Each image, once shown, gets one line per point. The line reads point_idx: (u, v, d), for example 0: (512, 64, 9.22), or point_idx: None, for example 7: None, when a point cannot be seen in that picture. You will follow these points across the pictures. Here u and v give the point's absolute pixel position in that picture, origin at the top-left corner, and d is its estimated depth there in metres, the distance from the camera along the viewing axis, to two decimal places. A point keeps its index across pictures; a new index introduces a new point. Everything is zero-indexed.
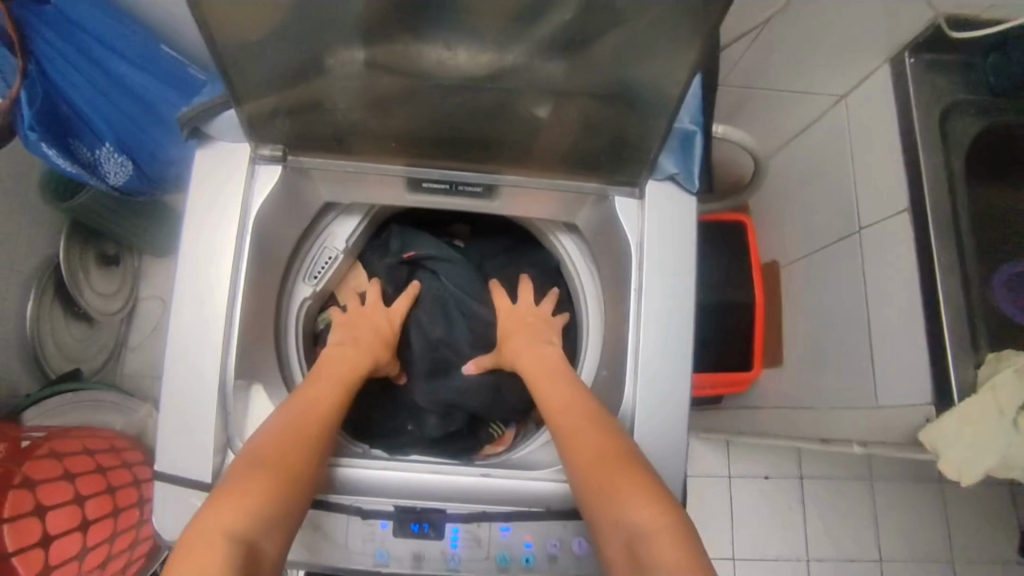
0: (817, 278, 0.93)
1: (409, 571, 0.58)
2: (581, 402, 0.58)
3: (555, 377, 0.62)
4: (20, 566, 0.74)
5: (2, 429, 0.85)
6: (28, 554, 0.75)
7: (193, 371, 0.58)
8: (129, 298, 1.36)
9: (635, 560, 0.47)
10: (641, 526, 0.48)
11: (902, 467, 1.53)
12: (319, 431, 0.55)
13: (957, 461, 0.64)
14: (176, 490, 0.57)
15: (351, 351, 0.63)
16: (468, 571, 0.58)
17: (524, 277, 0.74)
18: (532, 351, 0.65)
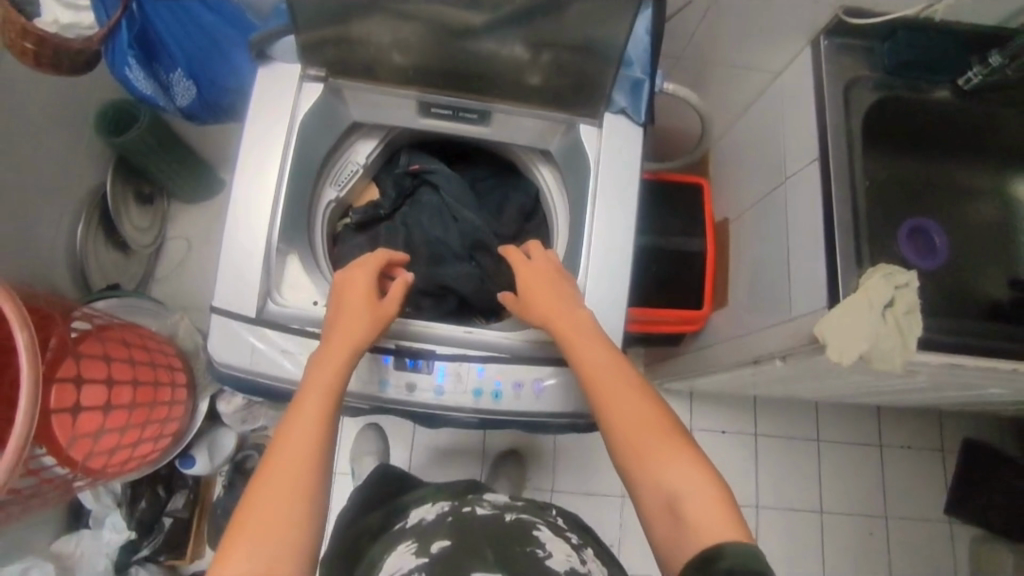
0: (754, 227, 1.11)
1: (405, 395, 0.75)
2: (613, 369, 0.67)
3: (587, 339, 0.70)
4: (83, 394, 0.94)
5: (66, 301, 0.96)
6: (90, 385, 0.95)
7: (249, 233, 0.76)
8: (159, 233, 1.52)
9: (675, 514, 0.59)
10: (678, 489, 0.60)
11: (847, 430, 1.68)
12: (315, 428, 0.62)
13: (838, 347, 0.81)
14: (229, 322, 0.75)
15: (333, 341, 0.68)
16: (450, 398, 0.75)
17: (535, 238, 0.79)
18: (563, 312, 0.73)
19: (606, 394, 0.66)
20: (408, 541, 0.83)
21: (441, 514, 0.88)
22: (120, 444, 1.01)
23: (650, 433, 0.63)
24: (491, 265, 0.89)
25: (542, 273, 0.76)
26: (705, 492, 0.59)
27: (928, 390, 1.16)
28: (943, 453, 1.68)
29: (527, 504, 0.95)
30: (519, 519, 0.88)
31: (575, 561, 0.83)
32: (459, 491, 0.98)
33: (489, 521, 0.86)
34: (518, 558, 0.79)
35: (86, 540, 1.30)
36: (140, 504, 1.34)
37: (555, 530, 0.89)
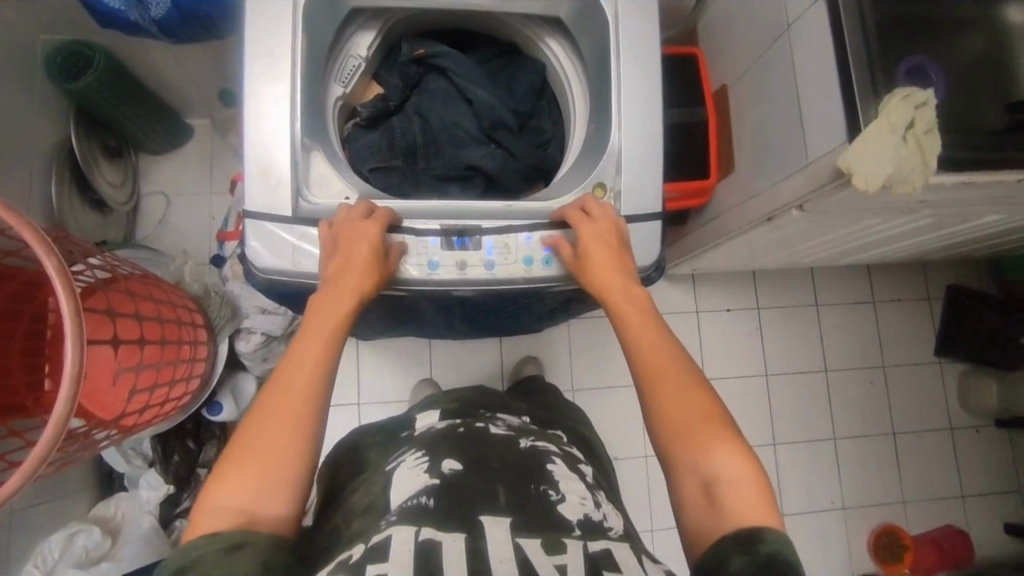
0: (755, 87, 1.10)
1: (457, 273, 0.78)
2: (670, 351, 0.68)
3: (645, 317, 0.71)
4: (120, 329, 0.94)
5: (81, 243, 0.91)
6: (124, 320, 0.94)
7: (271, 131, 0.73)
8: (134, 189, 1.43)
9: (710, 499, 0.60)
10: (718, 472, 0.61)
11: (842, 293, 1.75)
12: (303, 406, 0.61)
13: (864, 175, 0.83)
14: (266, 224, 0.74)
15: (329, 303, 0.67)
16: (502, 271, 0.79)
17: (592, 197, 0.78)
18: (623, 284, 0.73)
19: (652, 371, 0.67)
20: (415, 458, 0.78)
21: (452, 427, 0.85)
22: (158, 383, 1.00)
23: (691, 413, 0.64)
24: (514, 144, 0.87)
25: (603, 241, 0.76)
26: (747, 481, 0.60)
27: (926, 227, 1.21)
28: (931, 302, 1.78)
29: (540, 432, 0.89)
30: (534, 446, 0.83)
31: (590, 508, 0.72)
32: (463, 399, 0.97)
33: (502, 441, 0.81)
34: (528, 495, 0.71)
35: (127, 501, 1.29)
36: (174, 459, 1.33)
37: (569, 464, 0.82)
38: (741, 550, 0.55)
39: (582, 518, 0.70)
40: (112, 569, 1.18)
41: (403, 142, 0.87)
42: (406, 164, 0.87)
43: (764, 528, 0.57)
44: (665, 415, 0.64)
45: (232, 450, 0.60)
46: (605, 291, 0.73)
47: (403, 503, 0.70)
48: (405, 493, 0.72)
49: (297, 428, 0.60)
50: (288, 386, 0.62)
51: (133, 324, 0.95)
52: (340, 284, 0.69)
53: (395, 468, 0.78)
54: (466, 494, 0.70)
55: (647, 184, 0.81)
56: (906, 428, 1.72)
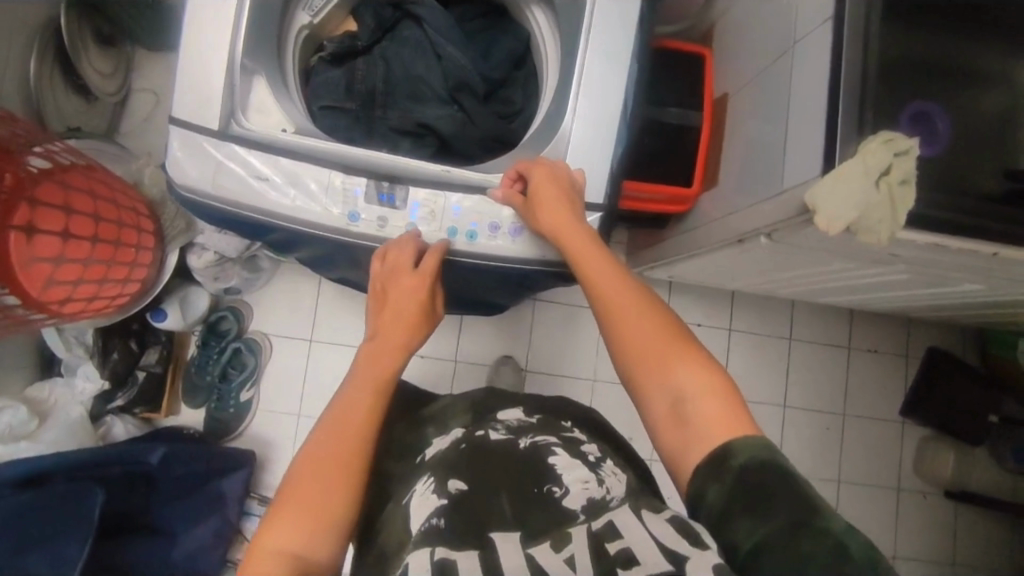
0: (755, 102, 1.05)
1: (375, 228, 0.76)
2: (626, 287, 0.69)
3: (599, 254, 0.72)
4: (48, 218, 0.94)
5: (27, 133, 0.95)
6: (51, 211, 0.94)
7: (211, 42, 0.71)
8: (124, 83, 1.43)
9: (681, 419, 0.62)
10: (685, 392, 0.63)
11: (820, 332, 1.70)
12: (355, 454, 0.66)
13: (828, 214, 0.78)
14: (190, 136, 0.72)
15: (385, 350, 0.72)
16: (424, 234, 0.78)
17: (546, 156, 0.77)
18: (571, 227, 0.73)
19: (616, 311, 0.68)
20: (426, 483, 0.75)
21: (455, 440, 0.81)
22: (83, 277, 1.00)
23: (656, 344, 0.65)
24: (477, 110, 0.84)
25: (548, 186, 0.74)
26: (711, 395, 0.62)
27: (907, 283, 1.15)
28: (908, 359, 1.73)
29: (545, 419, 0.85)
30: (534, 444, 0.78)
31: (594, 489, 0.70)
32: (476, 408, 0.89)
33: (501, 450, 0.78)
34: (532, 502, 0.70)
35: (61, 388, 1.31)
36: (113, 356, 1.33)
37: (571, 449, 0.78)
38: (715, 476, 0.57)
39: (586, 501, 0.68)
40: (28, 449, 1.21)
41: (363, 86, 0.84)
42: (361, 107, 0.84)
43: (734, 440, 0.58)
44: (627, 351, 0.66)
45: (281, 505, 0.63)
46: (561, 235, 0.73)
47: (418, 528, 0.69)
48: (419, 516, 0.71)
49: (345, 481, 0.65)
50: (340, 442, 0.66)
51: (61, 215, 0.95)
52: (390, 334, 0.73)
53: (408, 499, 0.75)
54: (473, 513, 0.70)
55: (596, 176, 0.79)
56: (853, 480, 1.68)
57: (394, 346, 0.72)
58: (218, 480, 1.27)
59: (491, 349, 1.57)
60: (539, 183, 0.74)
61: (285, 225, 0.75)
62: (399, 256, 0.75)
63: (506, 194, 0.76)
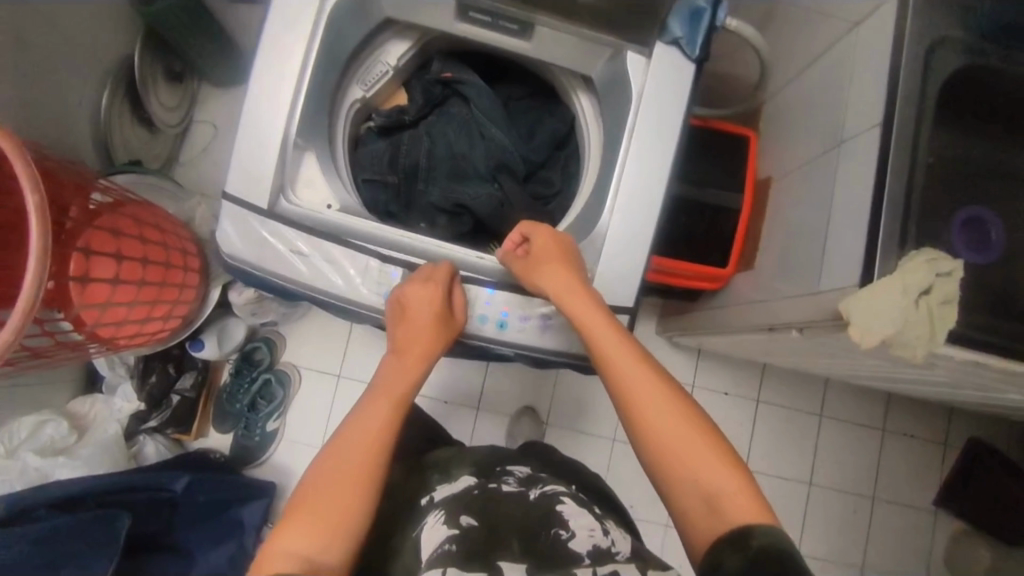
0: (799, 190, 1.04)
1: None
2: (639, 366, 0.72)
3: (610, 329, 0.74)
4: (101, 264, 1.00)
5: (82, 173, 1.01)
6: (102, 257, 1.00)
7: (266, 122, 0.74)
8: (186, 117, 1.56)
9: (711, 508, 0.63)
10: (711, 484, 0.64)
11: (853, 410, 1.65)
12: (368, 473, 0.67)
13: (861, 327, 0.76)
14: (239, 212, 0.75)
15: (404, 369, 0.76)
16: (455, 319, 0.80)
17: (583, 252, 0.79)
18: (581, 297, 0.75)
19: (636, 393, 0.70)
20: (436, 514, 0.79)
21: (467, 488, 0.84)
22: (128, 318, 1.07)
23: (676, 427, 0.68)
24: (513, 193, 0.87)
25: (553, 254, 0.77)
26: (738, 486, 0.64)
27: (949, 385, 1.11)
28: (945, 448, 1.65)
29: (552, 476, 0.90)
30: (544, 494, 0.83)
31: (599, 537, 0.76)
32: (485, 458, 0.93)
33: (515, 499, 0.82)
34: (540, 541, 0.75)
35: (100, 404, 1.38)
36: (151, 378, 1.39)
37: (578, 499, 0.84)
38: (735, 550, 0.58)
39: (593, 549, 0.74)
40: (66, 465, 1.25)
41: (406, 161, 0.87)
42: (403, 182, 0.87)
43: (759, 523, 0.60)
44: (650, 436, 0.68)
45: (296, 510, 0.64)
46: (572, 305, 0.75)
47: (432, 552, 0.74)
48: (431, 545, 0.75)
49: (362, 476, 0.67)
50: (355, 443, 0.69)
51: (110, 262, 1.01)
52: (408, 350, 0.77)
53: (419, 531, 0.79)
54: (483, 549, 0.73)
55: (626, 277, 0.78)
56: (878, 569, 1.61)
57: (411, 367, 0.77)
58: (238, 508, 1.30)
59: (513, 400, 1.57)
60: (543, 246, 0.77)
61: (325, 299, 0.78)
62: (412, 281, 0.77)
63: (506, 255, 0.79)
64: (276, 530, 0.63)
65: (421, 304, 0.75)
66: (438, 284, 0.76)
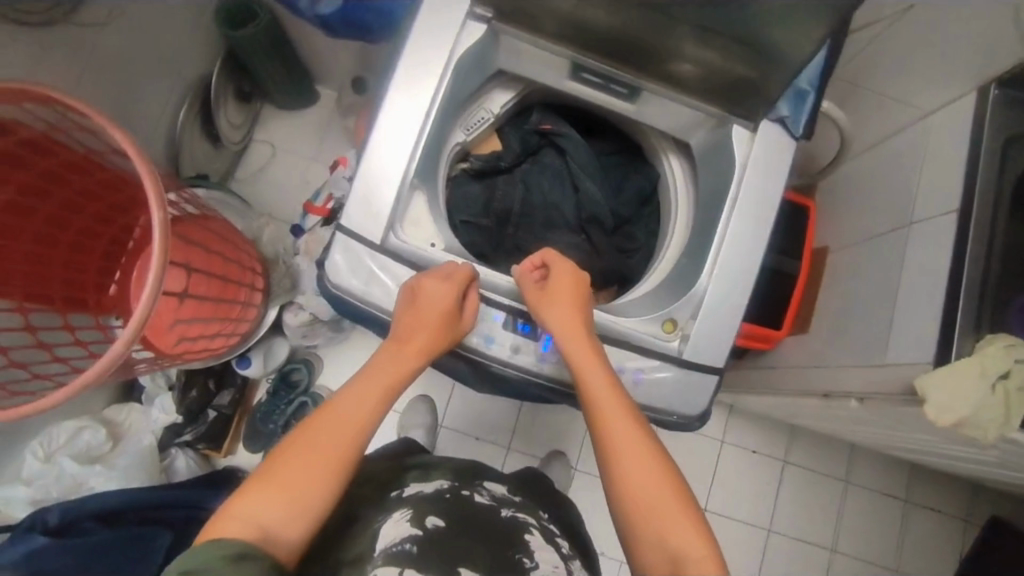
0: (860, 262, 1.08)
1: (510, 353, 0.83)
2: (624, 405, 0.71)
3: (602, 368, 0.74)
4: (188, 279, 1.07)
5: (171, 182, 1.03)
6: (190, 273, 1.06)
7: (389, 159, 0.78)
8: (246, 135, 1.59)
9: (674, 570, 0.60)
10: (681, 547, 0.61)
11: (878, 479, 1.66)
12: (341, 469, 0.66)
13: (936, 405, 0.79)
14: (352, 242, 0.78)
15: (401, 359, 0.74)
16: (551, 365, 0.83)
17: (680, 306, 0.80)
18: (576, 327, 0.76)
19: (616, 428, 0.69)
20: (401, 511, 0.78)
21: (438, 490, 0.85)
22: (200, 332, 1.12)
23: (653, 475, 0.65)
24: (598, 241, 0.94)
25: (567, 286, 0.79)
26: (706, 551, 0.60)
27: (994, 463, 1.12)
28: (967, 525, 1.66)
29: (524, 502, 0.90)
30: (514, 517, 0.84)
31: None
32: (465, 470, 0.93)
33: (485, 513, 0.81)
34: (506, 562, 0.74)
35: (138, 413, 1.36)
36: (191, 393, 1.39)
37: (546, 534, 0.84)
38: None
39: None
40: (102, 474, 1.24)
41: (500, 206, 0.93)
42: (497, 224, 0.93)
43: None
44: (623, 478, 0.66)
45: (260, 475, 0.64)
46: (571, 338, 0.75)
47: (386, 547, 0.72)
48: (389, 537, 0.74)
49: (330, 469, 0.65)
50: (328, 431, 0.67)
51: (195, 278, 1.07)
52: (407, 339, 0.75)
53: (378, 522, 0.77)
54: (447, 551, 0.72)
55: (723, 336, 0.79)
56: None
57: (411, 358, 0.75)
58: None
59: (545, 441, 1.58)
60: (560, 281, 0.78)
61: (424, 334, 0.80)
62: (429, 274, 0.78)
63: (524, 282, 0.81)
64: (236, 492, 0.63)
65: (429, 298, 0.76)
66: (447, 284, 0.77)
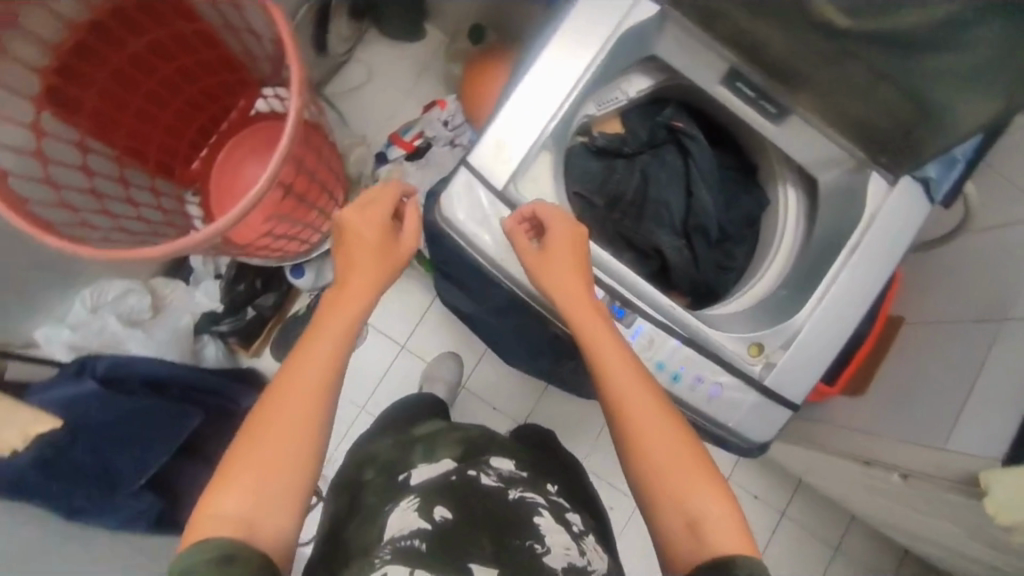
0: (936, 340, 1.07)
1: None
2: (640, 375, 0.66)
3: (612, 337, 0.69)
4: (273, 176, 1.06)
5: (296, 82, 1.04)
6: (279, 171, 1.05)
7: (531, 114, 0.79)
8: (350, 52, 1.58)
9: (698, 536, 0.58)
10: (705, 514, 0.59)
11: (869, 557, 1.65)
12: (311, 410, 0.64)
13: (999, 501, 0.77)
14: (474, 182, 0.79)
15: (357, 287, 0.73)
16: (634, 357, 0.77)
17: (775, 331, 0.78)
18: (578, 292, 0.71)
19: (632, 402, 0.64)
20: (409, 500, 0.71)
21: (446, 473, 0.76)
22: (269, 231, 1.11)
23: (676, 447, 0.62)
24: (703, 252, 0.92)
25: (561, 240, 0.73)
26: (730, 517, 0.58)
27: None
28: None
29: (530, 477, 0.81)
30: (522, 498, 0.75)
31: (575, 557, 0.69)
32: (469, 442, 0.85)
33: (489, 493, 0.74)
34: (514, 549, 0.67)
35: (181, 292, 1.35)
36: (239, 286, 1.37)
37: (556, 515, 0.75)
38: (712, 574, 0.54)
39: (567, 566, 0.68)
40: (140, 340, 1.23)
41: (613, 189, 0.94)
42: (605, 205, 0.94)
43: (741, 555, 0.55)
44: (643, 451, 0.62)
45: (232, 461, 0.62)
46: (575, 304, 0.70)
47: (392, 543, 0.65)
48: (394, 530, 0.67)
49: (299, 433, 0.63)
50: (285, 396, 0.65)
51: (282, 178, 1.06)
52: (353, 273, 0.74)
53: (387, 512, 0.71)
54: (455, 543, 0.66)
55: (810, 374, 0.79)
56: None
57: (366, 283, 0.74)
58: None
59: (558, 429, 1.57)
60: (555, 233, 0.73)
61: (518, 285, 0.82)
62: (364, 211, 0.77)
63: (518, 238, 0.75)
64: (211, 486, 0.61)
65: (365, 226, 0.76)
66: (382, 212, 0.78)
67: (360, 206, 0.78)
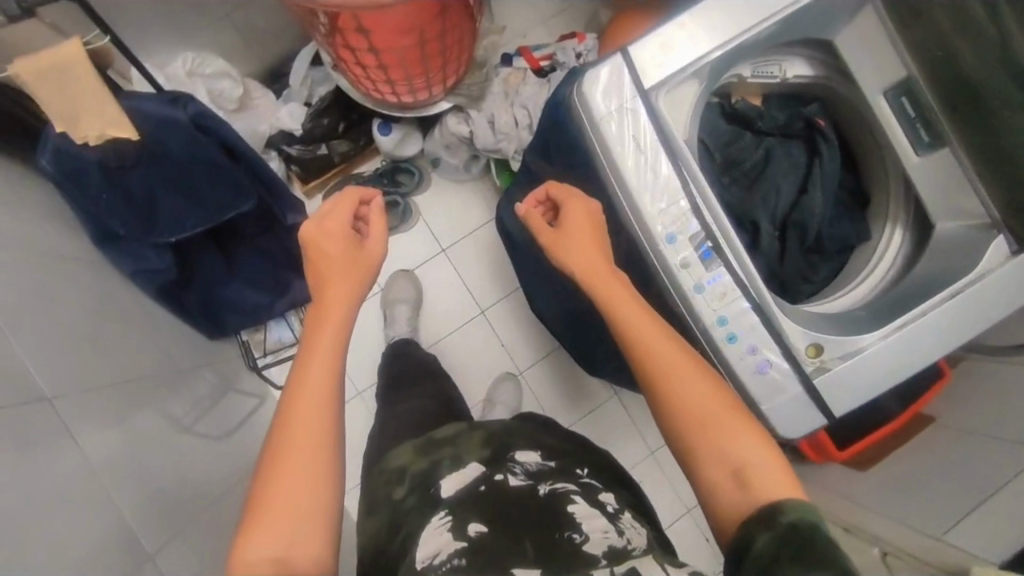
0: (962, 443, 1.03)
1: (679, 262, 0.78)
2: (669, 347, 0.68)
3: (640, 309, 0.72)
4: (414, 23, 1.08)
5: None
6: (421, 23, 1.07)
7: (701, 35, 0.77)
8: None
9: (743, 482, 0.61)
10: (747, 459, 0.62)
11: None
12: (317, 396, 0.63)
13: None
14: (623, 72, 0.77)
15: (340, 288, 0.70)
16: (703, 299, 0.78)
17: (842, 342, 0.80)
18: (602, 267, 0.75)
19: (668, 376, 0.66)
20: (438, 514, 0.71)
21: (473, 482, 0.76)
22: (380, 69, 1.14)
23: (709, 408, 0.64)
24: (790, 255, 0.92)
25: (581, 217, 0.78)
26: (770, 460, 0.62)
27: None
28: None
29: (558, 466, 0.80)
30: (554, 491, 0.74)
31: (613, 538, 0.68)
32: (494, 441, 0.85)
33: (522, 493, 0.73)
34: (552, 544, 0.67)
35: (267, 100, 1.34)
36: (323, 121, 1.33)
37: (592, 499, 0.74)
38: (763, 527, 0.56)
39: (608, 549, 0.66)
40: None
41: (734, 153, 0.92)
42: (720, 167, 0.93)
43: (787, 498, 0.58)
44: (682, 411, 0.65)
45: (257, 503, 0.59)
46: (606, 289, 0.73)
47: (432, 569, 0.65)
48: (429, 553, 0.67)
49: (322, 414, 0.62)
50: (307, 380, 0.64)
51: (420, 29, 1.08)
52: (329, 278, 0.71)
53: (419, 531, 0.70)
54: (494, 554, 0.66)
55: (857, 394, 0.80)
56: None
57: (345, 283, 0.70)
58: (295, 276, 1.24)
59: None
60: (573, 214, 0.78)
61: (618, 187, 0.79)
62: (326, 233, 0.72)
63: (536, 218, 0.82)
64: (238, 538, 0.58)
65: (332, 239, 0.72)
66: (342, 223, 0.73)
67: (317, 225, 0.73)
